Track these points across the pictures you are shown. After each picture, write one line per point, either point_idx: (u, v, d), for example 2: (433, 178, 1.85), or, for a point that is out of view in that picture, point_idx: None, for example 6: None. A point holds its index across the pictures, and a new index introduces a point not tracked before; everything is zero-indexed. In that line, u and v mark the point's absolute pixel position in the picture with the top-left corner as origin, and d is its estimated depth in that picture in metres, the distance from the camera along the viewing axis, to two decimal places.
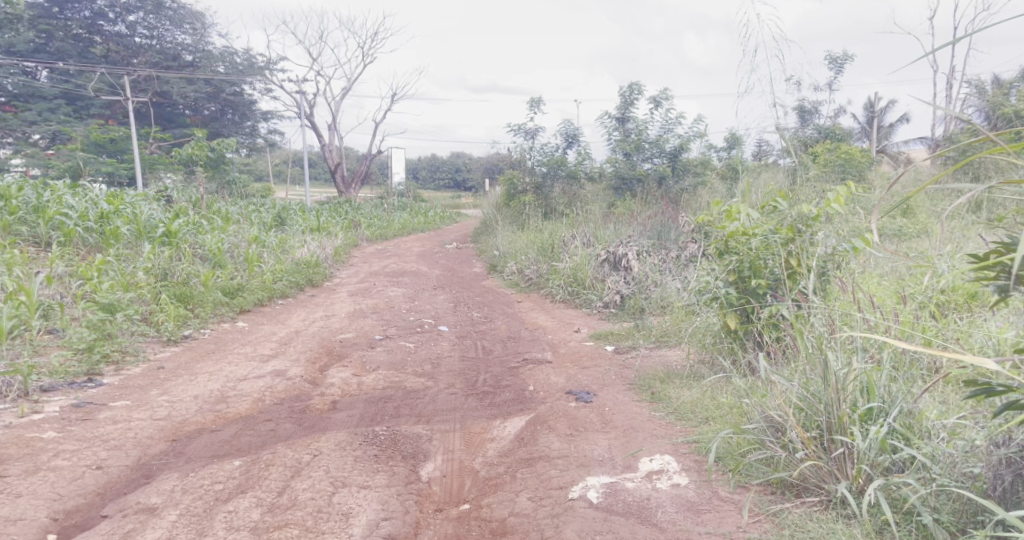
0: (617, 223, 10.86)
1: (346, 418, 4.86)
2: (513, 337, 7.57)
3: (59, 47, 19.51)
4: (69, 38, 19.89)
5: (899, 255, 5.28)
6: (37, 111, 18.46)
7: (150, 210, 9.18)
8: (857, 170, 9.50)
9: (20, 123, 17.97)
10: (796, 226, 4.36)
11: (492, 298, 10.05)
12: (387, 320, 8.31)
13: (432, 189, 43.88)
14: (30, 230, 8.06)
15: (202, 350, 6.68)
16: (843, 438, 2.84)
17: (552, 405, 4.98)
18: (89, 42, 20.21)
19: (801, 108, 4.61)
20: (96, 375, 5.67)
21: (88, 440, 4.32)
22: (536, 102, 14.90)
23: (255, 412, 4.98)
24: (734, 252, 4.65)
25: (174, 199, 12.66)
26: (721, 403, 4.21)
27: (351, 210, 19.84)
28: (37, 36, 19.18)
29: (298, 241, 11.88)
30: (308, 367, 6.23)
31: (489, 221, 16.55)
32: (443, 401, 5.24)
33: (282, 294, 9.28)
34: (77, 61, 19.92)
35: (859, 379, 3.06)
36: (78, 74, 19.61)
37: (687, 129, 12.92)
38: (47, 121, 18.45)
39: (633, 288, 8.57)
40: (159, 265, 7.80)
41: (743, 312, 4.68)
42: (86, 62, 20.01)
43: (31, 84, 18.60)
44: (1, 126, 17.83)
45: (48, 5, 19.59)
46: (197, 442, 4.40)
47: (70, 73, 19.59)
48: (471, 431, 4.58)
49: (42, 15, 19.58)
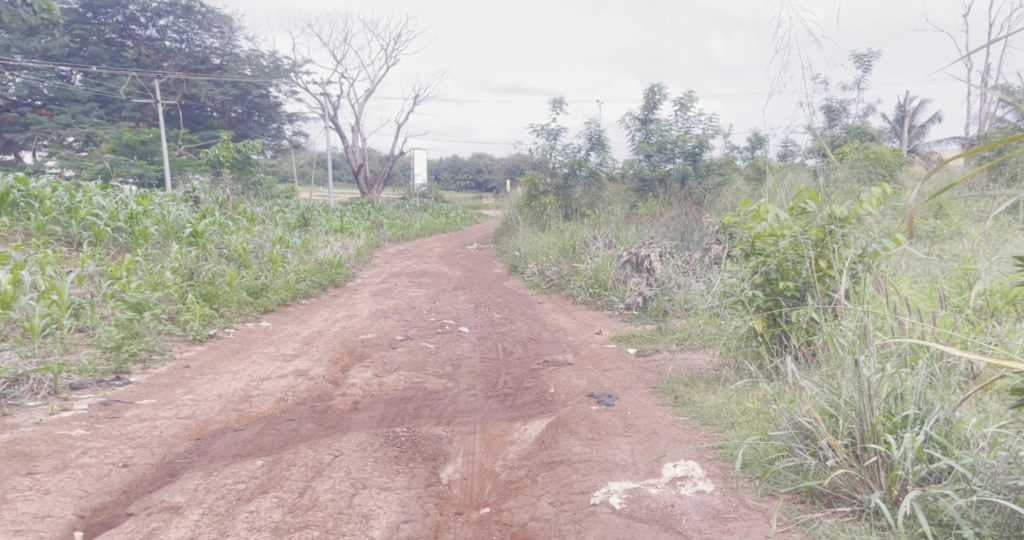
0: (639, 224, 10.79)
1: (367, 419, 4.85)
2: (534, 338, 7.54)
3: (92, 51, 19.91)
4: (102, 42, 20.29)
5: (933, 256, 5.15)
6: (71, 114, 18.77)
7: (178, 211, 9.29)
8: (887, 171, 9.33)
9: (55, 125, 18.31)
10: (826, 227, 4.28)
11: (512, 299, 10.02)
12: (408, 321, 8.31)
13: (453, 190, 44.07)
14: (63, 230, 8.19)
15: (227, 349, 6.73)
16: (877, 447, 2.75)
17: (573, 408, 4.93)
18: (121, 46, 20.61)
19: (831, 108, 4.52)
20: (124, 373, 5.72)
21: (115, 438, 4.35)
22: (559, 103, 14.87)
23: (277, 412, 5.00)
24: (761, 253, 4.60)
25: (201, 199, 12.84)
26: (747, 408, 4.12)
27: (373, 211, 19.96)
28: (71, 40, 19.60)
29: (322, 241, 11.96)
30: (330, 367, 6.24)
31: (510, 222, 16.54)
32: (465, 402, 5.22)
33: (305, 294, 9.33)
34: (109, 65, 20.28)
35: (894, 385, 2.96)
36: (110, 78, 19.97)
37: (710, 129, 12.77)
38: (80, 124, 18.71)
39: (656, 289, 8.49)
40: (186, 265, 7.88)
41: (771, 314, 4.61)
42: (118, 66, 20.37)
43: (66, 87, 18.96)
44: (36, 128, 18.22)
45: (82, 10, 20.00)
46: (221, 441, 4.42)
47: (102, 76, 19.96)
48: (492, 433, 4.55)
49: (77, 20, 20.00)
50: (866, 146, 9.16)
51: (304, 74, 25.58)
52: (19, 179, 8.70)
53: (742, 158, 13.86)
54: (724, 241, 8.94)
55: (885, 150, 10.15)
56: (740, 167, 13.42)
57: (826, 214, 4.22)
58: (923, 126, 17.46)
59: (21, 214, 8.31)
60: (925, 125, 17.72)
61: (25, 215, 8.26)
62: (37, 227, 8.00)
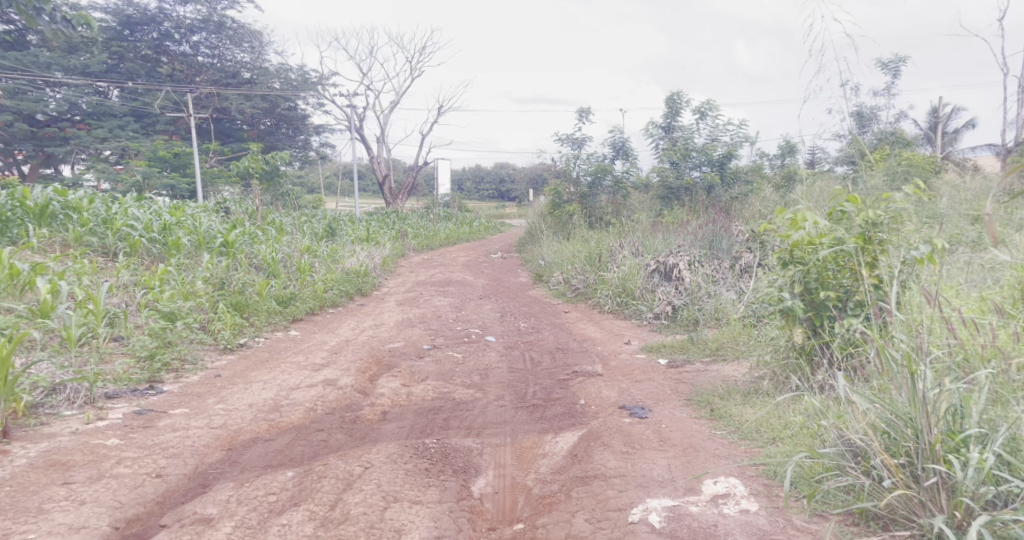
0: (666, 232, 10.66)
1: (397, 429, 4.80)
2: (562, 348, 7.44)
3: (129, 67, 20.29)
4: (138, 59, 20.71)
5: (977, 263, 5.01)
6: (108, 128, 19.14)
7: (209, 221, 9.38)
8: (921, 178, 9.13)
9: (93, 139, 18.72)
10: (868, 235, 4.12)
11: (538, 308, 9.94)
12: (435, 330, 8.27)
13: (477, 200, 44.12)
14: (99, 241, 8.29)
15: (257, 358, 6.73)
16: (938, 467, 2.60)
17: (605, 420, 4.84)
18: (156, 62, 21.07)
19: (862, 114, 4.34)
20: (157, 382, 5.75)
21: (149, 448, 4.34)
22: (584, 112, 14.83)
23: (306, 421, 4.97)
24: (801, 263, 4.42)
25: (231, 210, 12.99)
26: (790, 423, 3.99)
27: (398, 220, 20.04)
28: (109, 57, 20.01)
29: (348, 250, 12.01)
30: (358, 376, 6.21)
31: (534, 230, 16.49)
32: (494, 413, 5.14)
33: (333, 303, 9.36)
34: (145, 80, 20.72)
35: (953, 401, 2.81)
36: (145, 92, 20.39)
37: (736, 136, 12.62)
38: (116, 137, 19.10)
39: (685, 298, 8.31)
40: (217, 274, 7.95)
41: (811, 325, 4.47)
42: (153, 81, 20.76)
43: (103, 102, 19.32)
44: (75, 143, 18.61)
45: (120, 28, 20.44)
46: (251, 451, 4.39)
47: (138, 91, 20.37)
48: (523, 446, 4.47)
49: (114, 37, 20.43)
50: (901, 154, 8.97)
51: (331, 86, 25.84)
52: (57, 192, 8.81)
53: (771, 166, 13.67)
54: (755, 250, 8.80)
55: (920, 157, 9.93)
56: (768, 175, 13.22)
57: (867, 220, 4.08)
58: (957, 131, 17.12)
59: (60, 226, 8.37)
60: (958, 131, 17.37)
61: (63, 227, 8.36)
62: (74, 238, 8.10)
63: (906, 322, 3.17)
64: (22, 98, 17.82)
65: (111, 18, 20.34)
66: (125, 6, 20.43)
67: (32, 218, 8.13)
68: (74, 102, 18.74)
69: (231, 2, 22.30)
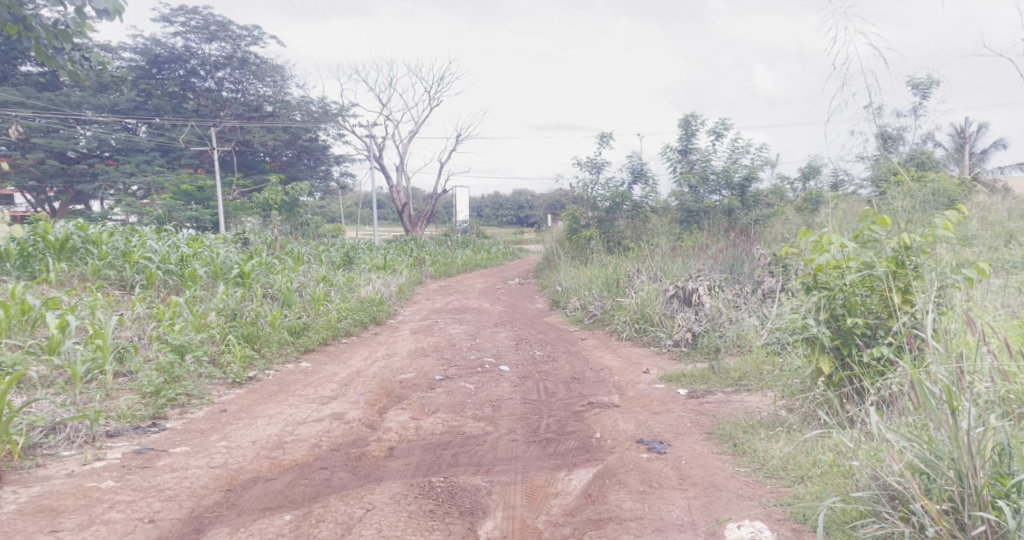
0: (685, 257, 10.45)
1: (402, 467, 4.58)
2: (577, 378, 7.18)
3: (156, 104, 20.43)
4: (165, 95, 20.96)
5: (1015, 288, 4.72)
6: (135, 164, 19.29)
7: (226, 252, 9.30)
8: (951, 197, 8.81)
9: (120, 174, 18.88)
10: (899, 258, 3.89)
11: (555, 336, 9.70)
12: (448, 360, 8.06)
13: (495, 226, 44.14)
14: (117, 274, 8.18)
15: (266, 392, 6.56)
16: (988, 515, 2.38)
17: (622, 455, 4.60)
18: (182, 98, 21.28)
19: (885, 134, 4.14)
20: (161, 419, 5.58)
21: (144, 490, 4.16)
22: (603, 137, 14.75)
23: (310, 459, 4.77)
24: (825, 288, 4.24)
25: (250, 240, 12.96)
26: (820, 461, 3.74)
27: (416, 247, 19.95)
28: (137, 95, 20.40)
29: (364, 279, 11.91)
30: (367, 409, 6.01)
31: (552, 255, 16.33)
32: (505, 449, 4.90)
33: (346, 332, 9.21)
34: (171, 116, 20.83)
35: (998, 440, 2.59)
36: (172, 127, 20.45)
37: (755, 158, 12.41)
38: (143, 172, 19.26)
39: (706, 325, 8.02)
40: (230, 305, 7.85)
41: (838, 355, 4.23)
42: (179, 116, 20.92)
43: (131, 138, 19.57)
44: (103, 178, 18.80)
45: (147, 67, 20.97)
46: (251, 493, 4.19)
47: (165, 126, 20.42)
48: (534, 485, 4.22)
49: (142, 76, 20.97)
50: (928, 175, 8.68)
51: (351, 118, 25.99)
52: (78, 226, 8.76)
53: (793, 189, 13.46)
54: (778, 274, 8.56)
55: (948, 178, 9.61)
56: (789, 198, 13.02)
57: (900, 242, 3.82)
58: (985, 152, 16.75)
59: (80, 260, 8.26)
60: (985, 151, 16.94)
61: (82, 261, 8.26)
62: (93, 271, 8.00)
63: (945, 353, 2.93)
64: (53, 136, 18.08)
65: (141, 57, 20.97)
66: (154, 45, 21.02)
67: (52, 253, 8.08)
68: (103, 139, 19.02)
69: (255, 39, 22.65)
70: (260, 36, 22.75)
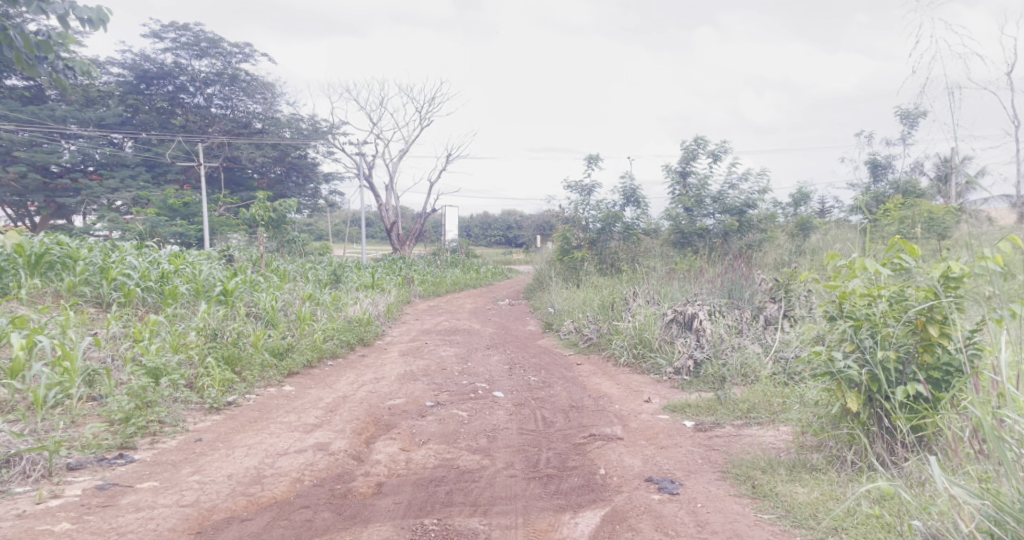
0: (682, 279, 10.16)
1: (392, 507, 4.19)
2: (576, 407, 6.80)
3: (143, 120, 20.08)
4: (152, 110, 20.66)
5: None
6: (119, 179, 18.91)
7: (209, 269, 8.87)
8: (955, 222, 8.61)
9: (104, 190, 18.42)
10: (936, 288, 3.64)
11: (549, 360, 9.33)
12: (439, 385, 7.67)
13: (484, 246, 43.82)
14: (93, 290, 7.77)
15: (245, 419, 6.14)
16: None
17: (630, 496, 4.25)
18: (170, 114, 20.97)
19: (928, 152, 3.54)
20: (129, 449, 5.15)
21: (103, 534, 3.76)
22: (594, 159, 14.54)
23: (291, 497, 4.37)
24: (850, 318, 3.94)
25: (235, 257, 12.50)
26: (858, 511, 3.48)
27: (405, 266, 19.61)
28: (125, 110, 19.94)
29: (352, 298, 11.52)
30: (353, 439, 5.61)
31: (543, 276, 16.06)
32: (503, 486, 4.52)
33: (332, 354, 8.80)
34: (158, 131, 20.54)
35: None
36: (159, 143, 20.24)
37: (751, 185, 12.24)
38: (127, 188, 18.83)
39: (708, 352, 7.69)
40: (211, 325, 7.38)
41: (867, 392, 3.95)
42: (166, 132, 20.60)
43: (116, 153, 19.21)
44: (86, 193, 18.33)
45: (136, 82, 20.49)
46: (223, 536, 3.79)
47: (152, 142, 20.24)
48: (537, 529, 3.85)
49: (129, 91, 20.52)
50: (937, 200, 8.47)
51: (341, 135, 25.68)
52: (55, 241, 8.32)
53: (784, 214, 13.35)
54: (780, 300, 8.30)
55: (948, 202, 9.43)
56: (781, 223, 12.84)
57: (939, 273, 3.58)
58: None
59: (54, 277, 7.83)
60: None
61: (57, 277, 7.82)
62: (67, 288, 7.57)
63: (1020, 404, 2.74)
64: (36, 150, 17.56)
65: (129, 73, 20.44)
66: (143, 61, 20.54)
67: (25, 268, 7.61)
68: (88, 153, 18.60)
69: (245, 56, 22.44)
70: (251, 54, 22.52)
